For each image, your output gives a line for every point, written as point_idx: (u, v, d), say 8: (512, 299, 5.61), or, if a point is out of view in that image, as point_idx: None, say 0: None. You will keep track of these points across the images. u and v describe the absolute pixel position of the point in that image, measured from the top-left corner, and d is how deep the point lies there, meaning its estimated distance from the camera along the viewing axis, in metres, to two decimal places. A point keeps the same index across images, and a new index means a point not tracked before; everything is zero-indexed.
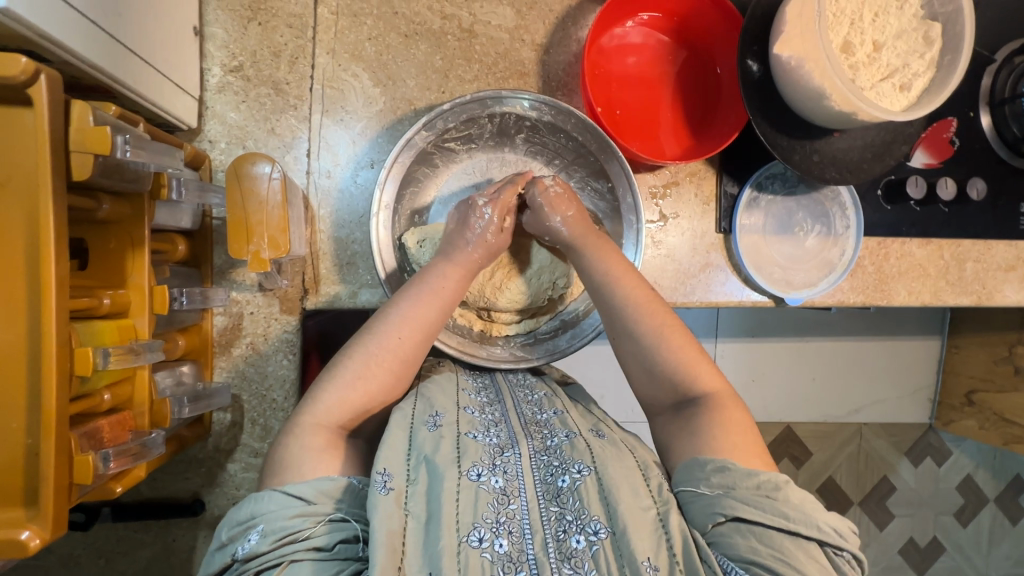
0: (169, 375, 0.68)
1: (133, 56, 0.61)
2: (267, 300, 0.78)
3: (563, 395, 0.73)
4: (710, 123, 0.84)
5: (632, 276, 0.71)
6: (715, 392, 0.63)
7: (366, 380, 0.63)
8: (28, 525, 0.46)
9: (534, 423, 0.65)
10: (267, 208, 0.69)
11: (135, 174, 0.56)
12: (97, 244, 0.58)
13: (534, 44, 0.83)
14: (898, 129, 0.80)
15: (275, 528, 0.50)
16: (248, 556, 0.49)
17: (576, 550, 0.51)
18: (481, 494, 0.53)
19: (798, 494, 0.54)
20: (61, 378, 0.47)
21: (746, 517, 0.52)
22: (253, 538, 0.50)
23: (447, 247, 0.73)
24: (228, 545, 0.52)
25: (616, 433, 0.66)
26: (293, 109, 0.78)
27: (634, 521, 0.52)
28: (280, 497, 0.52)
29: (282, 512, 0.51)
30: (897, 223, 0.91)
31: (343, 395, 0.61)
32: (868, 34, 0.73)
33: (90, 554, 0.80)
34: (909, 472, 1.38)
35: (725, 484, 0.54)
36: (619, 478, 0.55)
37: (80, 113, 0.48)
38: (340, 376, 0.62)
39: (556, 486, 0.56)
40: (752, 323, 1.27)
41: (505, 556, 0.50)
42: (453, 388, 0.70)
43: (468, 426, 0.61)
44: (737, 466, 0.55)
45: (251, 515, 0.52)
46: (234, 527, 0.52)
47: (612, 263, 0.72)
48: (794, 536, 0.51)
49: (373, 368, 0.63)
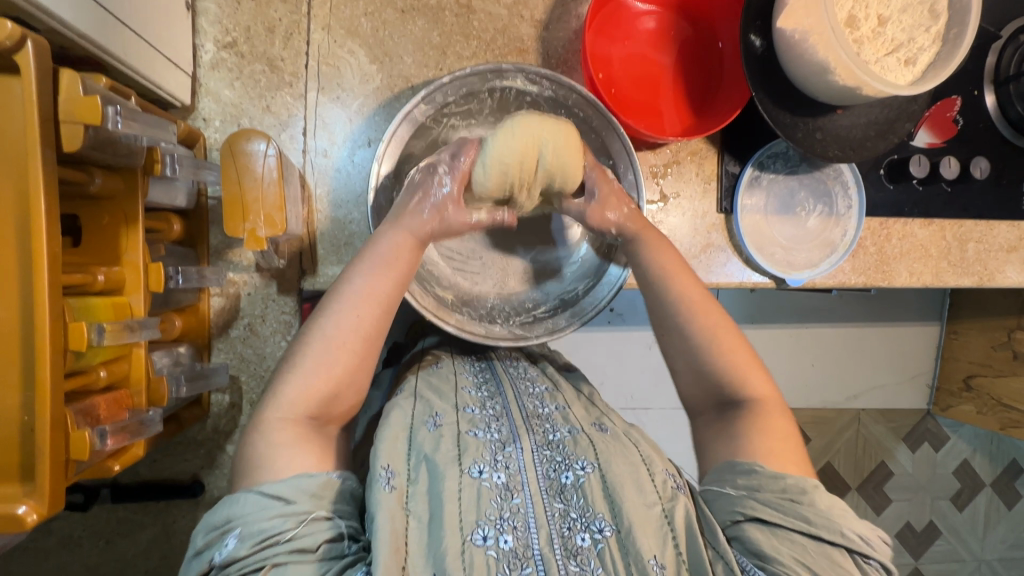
0: (166, 355, 0.68)
1: (125, 29, 0.59)
2: (264, 281, 0.77)
3: (564, 389, 0.73)
4: (712, 101, 0.83)
5: (687, 276, 0.69)
6: (760, 405, 0.62)
7: (329, 362, 0.58)
8: (24, 501, 0.46)
9: (536, 416, 0.65)
10: (263, 185, 0.68)
11: (129, 148, 0.55)
12: (89, 221, 0.57)
13: (533, 20, 0.81)
14: (901, 107, 0.79)
15: (254, 532, 0.47)
16: (226, 562, 0.47)
17: (581, 548, 0.51)
18: (483, 491, 0.53)
19: (827, 500, 0.54)
20: (56, 352, 0.46)
21: (766, 518, 0.53)
22: (230, 543, 0.47)
23: (396, 214, 0.66)
24: (204, 552, 0.49)
25: (617, 425, 0.67)
26: (288, 86, 0.76)
27: (639, 519, 0.52)
28: (257, 498, 0.49)
29: (262, 513, 0.48)
30: (898, 203, 0.91)
31: (307, 382, 0.56)
32: (872, 8, 0.72)
33: (90, 536, 0.81)
34: (907, 457, 1.39)
35: (750, 486, 0.55)
36: (624, 476, 0.55)
37: (70, 81, 0.47)
38: (300, 367, 0.57)
39: (560, 482, 0.56)
40: (753, 308, 1.27)
41: (511, 552, 0.49)
42: (452, 386, 0.69)
43: (469, 425, 0.61)
44: (764, 468, 0.56)
45: (226, 518, 0.49)
46: (210, 532, 0.49)
47: (664, 256, 0.70)
48: (816, 541, 0.52)
49: (335, 351, 0.58)
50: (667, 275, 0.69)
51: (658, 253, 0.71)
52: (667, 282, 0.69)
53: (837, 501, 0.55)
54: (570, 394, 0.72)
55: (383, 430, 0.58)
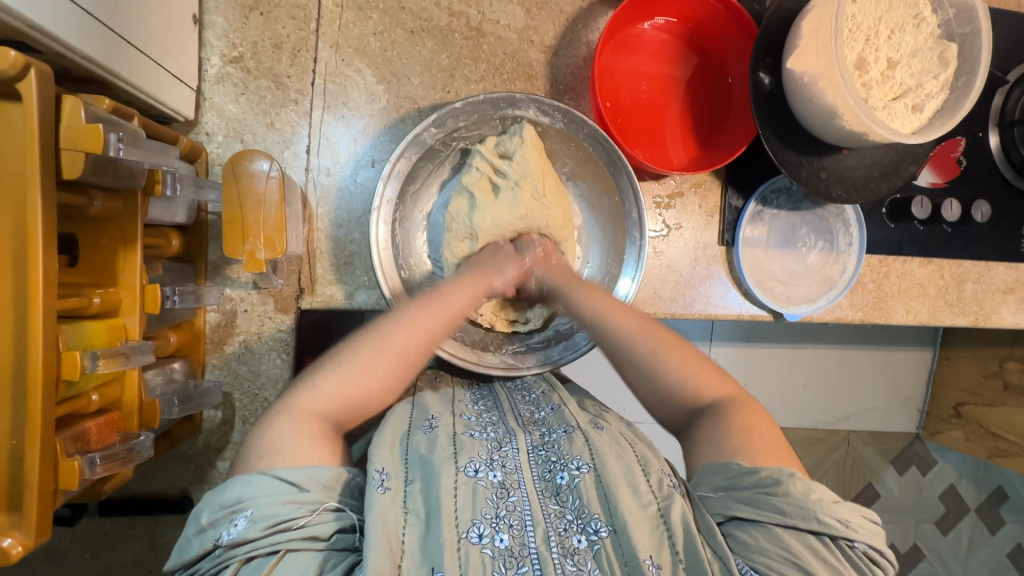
0: (160, 373, 0.67)
1: (129, 46, 0.58)
2: (261, 299, 0.77)
3: (560, 389, 0.74)
4: (719, 135, 0.83)
5: (621, 307, 0.70)
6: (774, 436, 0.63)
7: (370, 374, 0.60)
8: (10, 532, 0.45)
9: (532, 421, 0.66)
10: (264, 207, 0.67)
11: (129, 170, 0.55)
12: (86, 243, 0.56)
13: (543, 46, 0.81)
14: (906, 149, 0.79)
15: (267, 515, 0.48)
16: (235, 543, 0.47)
17: (578, 548, 0.51)
18: (478, 489, 0.54)
19: (803, 486, 0.53)
20: (48, 384, 0.46)
21: (744, 516, 0.53)
22: (240, 524, 0.48)
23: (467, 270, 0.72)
24: (209, 529, 0.49)
25: (615, 424, 0.67)
26: (293, 103, 0.76)
27: (635, 520, 0.52)
28: (270, 481, 0.50)
29: (275, 497, 0.49)
30: (899, 242, 0.91)
31: (339, 389, 0.59)
32: (882, 51, 0.72)
33: (77, 547, 0.80)
34: (894, 480, 1.40)
35: (726, 486, 0.55)
36: (618, 474, 0.55)
37: (72, 108, 0.47)
38: (335, 370, 0.60)
39: (556, 483, 0.57)
40: (748, 330, 1.27)
41: (506, 551, 0.50)
42: (449, 399, 0.70)
43: (465, 427, 0.62)
44: (739, 465, 0.55)
45: (237, 498, 0.49)
46: (216, 510, 0.49)
47: (603, 303, 0.70)
48: (796, 533, 0.51)
49: (371, 366, 0.61)
50: (604, 313, 0.69)
51: (592, 297, 0.71)
52: (604, 321, 0.69)
53: (814, 487, 0.53)
54: (566, 394, 0.73)
55: (378, 436, 0.59)
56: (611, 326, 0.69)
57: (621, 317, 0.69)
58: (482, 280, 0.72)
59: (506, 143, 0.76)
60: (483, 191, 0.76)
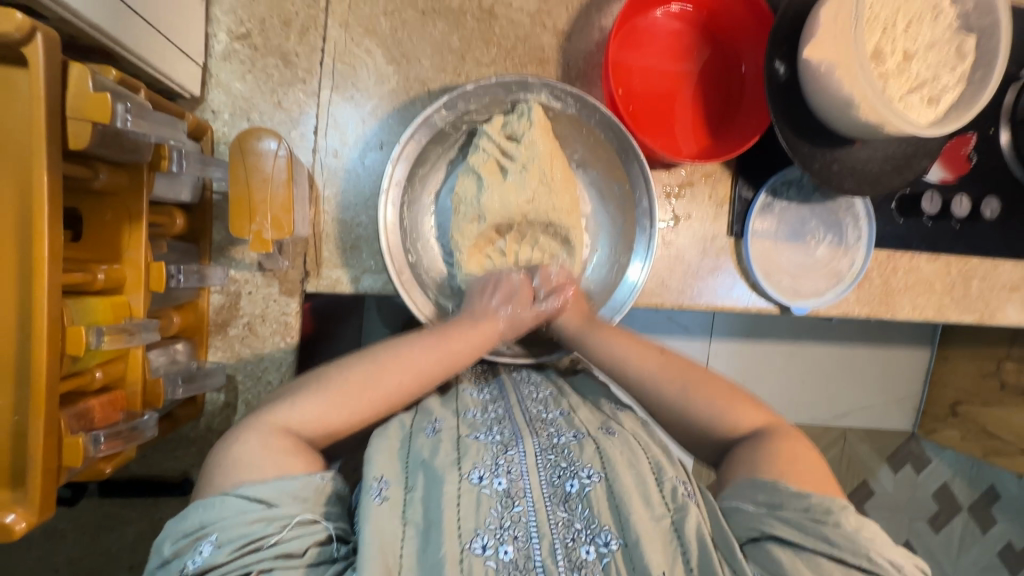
0: (162, 353, 0.66)
1: (137, 18, 0.57)
2: (266, 282, 0.75)
3: (569, 393, 0.72)
4: (731, 124, 0.82)
5: (637, 345, 0.72)
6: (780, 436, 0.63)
7: (356, 405, 0.60)
8: (13, 508, 0.45)
9: (540, 420, 0.65)
10: (272, 185, 0.66)
11: (135, 144, 0.53)
12: (92, 217, 0.55)
13: (555, 30, 0.80)
14: (920, 143, 0.79)
15: (233, 537, 0.47)
16: (202, 569, 0.46)
17: (586, 560, 0.51)
18: (482, 498, 0.53)
19: (855, 522, 0.51)
20: (53, 358, 0.45)
21: (785, 538, 0.51)
22: (206, 549, 0.47)
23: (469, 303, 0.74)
24: (172, 561, 0.48)
25: (630, 427, 0.66)
26: (301, 83, 0.74)
27: (646, 532, 0.52)
28: (234, 501, 0.49)
29: (240, 517, 0.48)
30: (907, 236, 0.90)
31: (322, 412, 0.59)
32: (899, 42, 0.71)
33: (75, 528, 0.79)
34: (888, 477, 1.40)
35: (770, 503, 0.53)
36: (631, 486, 0.55)
37: (78, 76, 0.46)
38: (324, 392, 0.60)
39: (564, 490, 0.56)
40: (749, 325, 1.27)
41: (510, 563, 0.50)
42: (453, 391, 0.70)
43: (469, 429, 0.62)
44: (787, 485, 0.54)
45: (200, 524, 0.48)
46: (179, 539, 0.48)
47: (617, 346, 0.72)
48: (844, 567, 0.49)
49: (361, 395, 0.61)
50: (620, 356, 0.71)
51: (611, 342, 0.72)
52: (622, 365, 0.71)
53: (866, 525, 0.51)
54: (576, 399, 0.71)
55: (379, 441, 0.59)
56: (629, 368, 0.70)
57: (636, 360, 0.71)
58: (484, 318, 0.72)
59: (514, 123, 0.73)
60: (489, 172, 0.74)
